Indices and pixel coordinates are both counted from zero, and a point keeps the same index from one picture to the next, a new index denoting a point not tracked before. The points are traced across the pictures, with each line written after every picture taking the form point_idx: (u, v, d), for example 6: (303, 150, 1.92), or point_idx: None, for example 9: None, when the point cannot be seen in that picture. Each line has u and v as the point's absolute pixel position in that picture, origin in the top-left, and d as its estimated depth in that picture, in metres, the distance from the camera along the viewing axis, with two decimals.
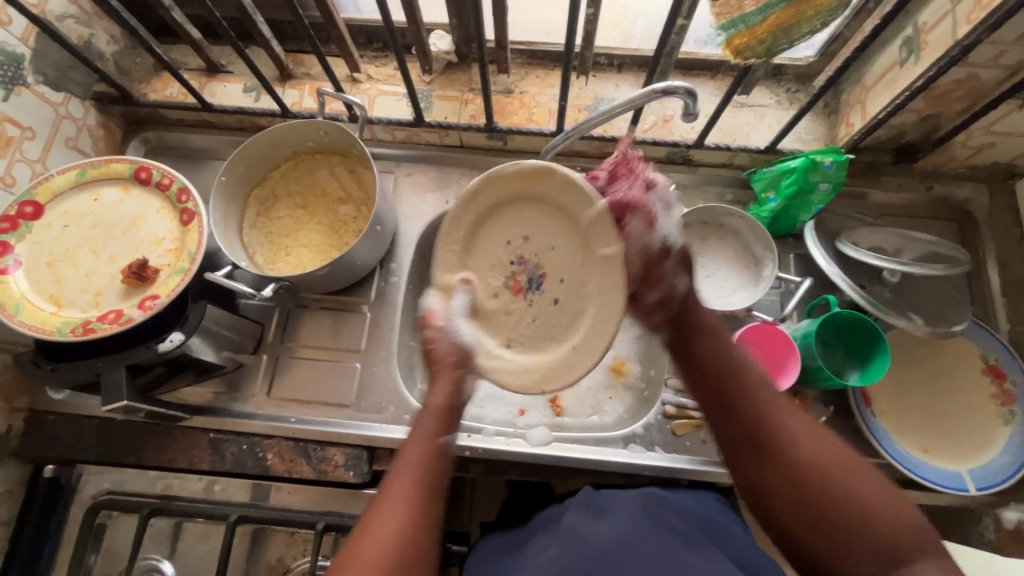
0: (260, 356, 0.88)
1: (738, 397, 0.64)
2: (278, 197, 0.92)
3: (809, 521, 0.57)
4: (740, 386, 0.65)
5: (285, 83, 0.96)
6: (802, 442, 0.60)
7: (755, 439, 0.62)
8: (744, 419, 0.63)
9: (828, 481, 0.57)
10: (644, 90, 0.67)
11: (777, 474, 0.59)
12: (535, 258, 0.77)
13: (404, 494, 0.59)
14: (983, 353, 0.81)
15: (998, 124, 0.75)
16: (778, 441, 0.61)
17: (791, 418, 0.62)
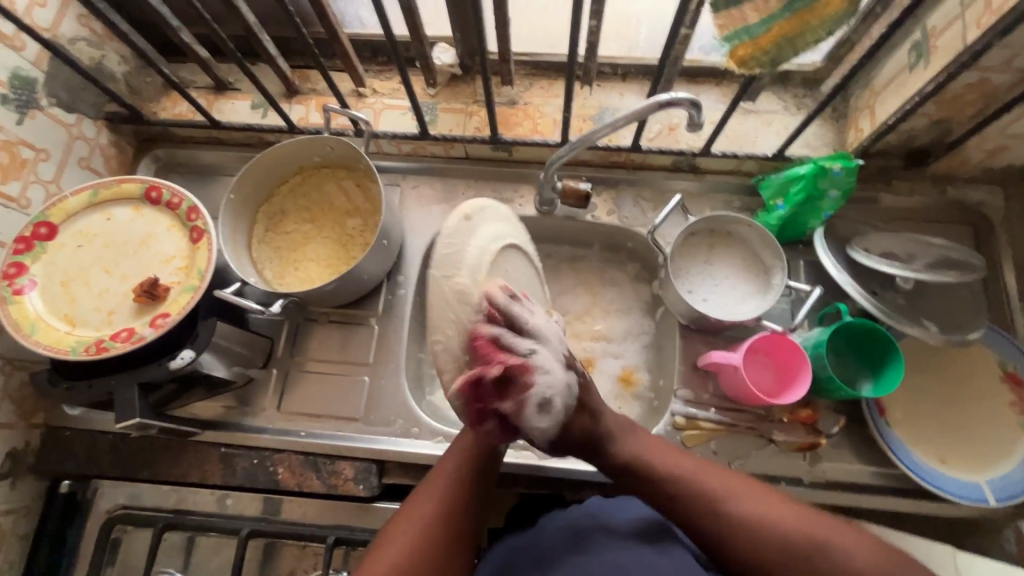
0: (269, 370, 0.88)
1: (699, 503, 0.64)
2: (286, 212, 0.93)
3: None
4: (691, 486, 0.65)
5: (291, 99, 0.96)
6: (772, 528, 0.61)
7: (731, 541, 0.62)
8: (715, 522, 0.63)
9: (803, 556, 0.59)
10: (649, 102, 0.67)
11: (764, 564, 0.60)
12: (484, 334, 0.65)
13: (429, 505, 0.62)
14: (1000, 360, 0.79)
15: (1012, 127, 0.74)
16: (746, 535, 0.61)
17: (750, 500, 0.63)
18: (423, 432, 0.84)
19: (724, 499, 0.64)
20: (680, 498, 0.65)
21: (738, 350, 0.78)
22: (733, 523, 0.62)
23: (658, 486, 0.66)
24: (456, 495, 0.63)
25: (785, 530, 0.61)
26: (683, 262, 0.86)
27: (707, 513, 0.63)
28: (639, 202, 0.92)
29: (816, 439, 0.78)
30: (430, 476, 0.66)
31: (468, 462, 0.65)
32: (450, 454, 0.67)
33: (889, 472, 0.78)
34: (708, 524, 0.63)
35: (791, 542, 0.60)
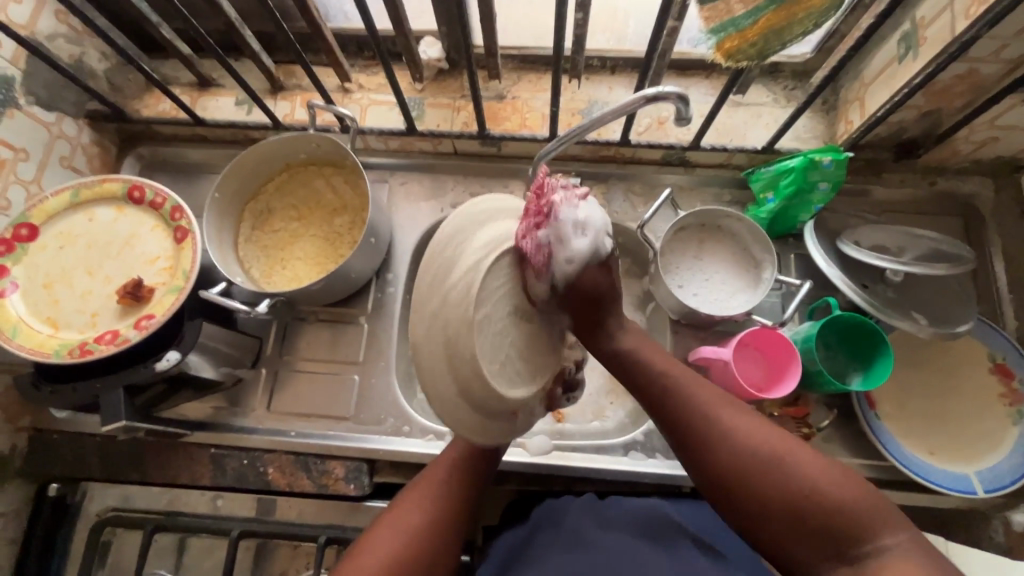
0: (259, 370, 0.87)
1: (672, 403, 0.59)
2: (273, 211, 0.92)
3: (782, 521, 0.51)
4: (678, 386, 0.60)
5: (276, 95, 0.95)
6: (745, 442, 0.54)
7: (698, 445, 0.56)
8: (684, 422, 0.58)
9: (777, 470, 0.52)
10: (636, 96, 0.66)
11: (735, 476, 0.53)
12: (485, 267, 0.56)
13: (417, 513, 0.60)
14: (989, 351, 0.79)
15: (1002, 118, 0.73)
16: (721, 440, 0.55)
17: (738, 414, 0.57)
18: (414, 431, 0.83)
19: (704, 406, 0.58)
20: (662, 396, 0.60)
21: (729, 345, 0.78)
22: (711, 427, 0.56)
23: (641, 382, 0.62)
24: (448, 506, 0.61)
25: (764, 444, 0.54)
26: (674, 257, 0.85)
27: (688, 413, 0.58)
28: (629, 197, 0.92)
29: (805, 433, 0.77)
30: (417, 482, 0.64)
31: (463, 473, 0.64)
32: (440, 461, 0.65)
33: (879, 464, 0.78)
34: (683, 427, 0.58)
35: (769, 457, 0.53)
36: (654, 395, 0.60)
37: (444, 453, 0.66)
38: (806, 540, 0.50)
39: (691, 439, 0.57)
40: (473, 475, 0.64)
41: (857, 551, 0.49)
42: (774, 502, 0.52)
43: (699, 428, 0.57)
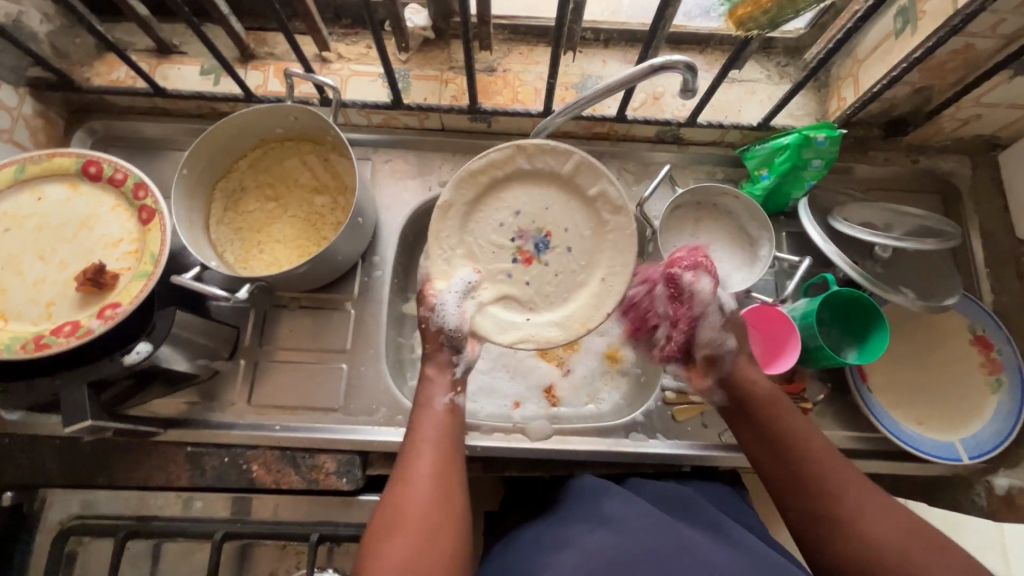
0: (236, 361, 0.82)
1: (795, 465, 0.61)
2: (246, 189, 0.85)
3: None
4: (798, 455, 0.62)
5: (247, 64, 0.88)
6: (866, 521, 0.56)
7: (814, 512, 0.59)
8: (804, 487, 0.60)
9: (903, 558, 0.54)
10: (641, 66, 0.64)
11: (863, 552, 0.55)
12: (535, 226, 0.75)
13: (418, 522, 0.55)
14: (971, 324, 0.82)
15: (988, 96, 0.75)
16: (852, 526, 0.56)
17: (862, 490, 0.59)
18: (408, 420, 0.80)
19: (823, 474, 0.60)
20: (787, 461, 0.62)
21: None
22: (860, 536, 0.56)
23: (761, 437, 0.65)
24: (443, 484, 0.59)
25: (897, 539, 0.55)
26: (671, 235, 0.84)
27: (807, 481, 0.60)
28: (623, 175, 0.90)
29: (802, 408, 0.78)
30: (401, 481, 0.59)
31: (445, 459, 0.61)
32: (420, 447, 0.61)
33: (872, 435, 0.80)
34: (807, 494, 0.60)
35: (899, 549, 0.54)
36: (778, 458, 0.63)
37: (420, 436, 0.62)
38: None
39: (820, 515, 0.58)
40: (455, 446, 0.63)
41: None
42: None
43: (843, 538, 0.56)
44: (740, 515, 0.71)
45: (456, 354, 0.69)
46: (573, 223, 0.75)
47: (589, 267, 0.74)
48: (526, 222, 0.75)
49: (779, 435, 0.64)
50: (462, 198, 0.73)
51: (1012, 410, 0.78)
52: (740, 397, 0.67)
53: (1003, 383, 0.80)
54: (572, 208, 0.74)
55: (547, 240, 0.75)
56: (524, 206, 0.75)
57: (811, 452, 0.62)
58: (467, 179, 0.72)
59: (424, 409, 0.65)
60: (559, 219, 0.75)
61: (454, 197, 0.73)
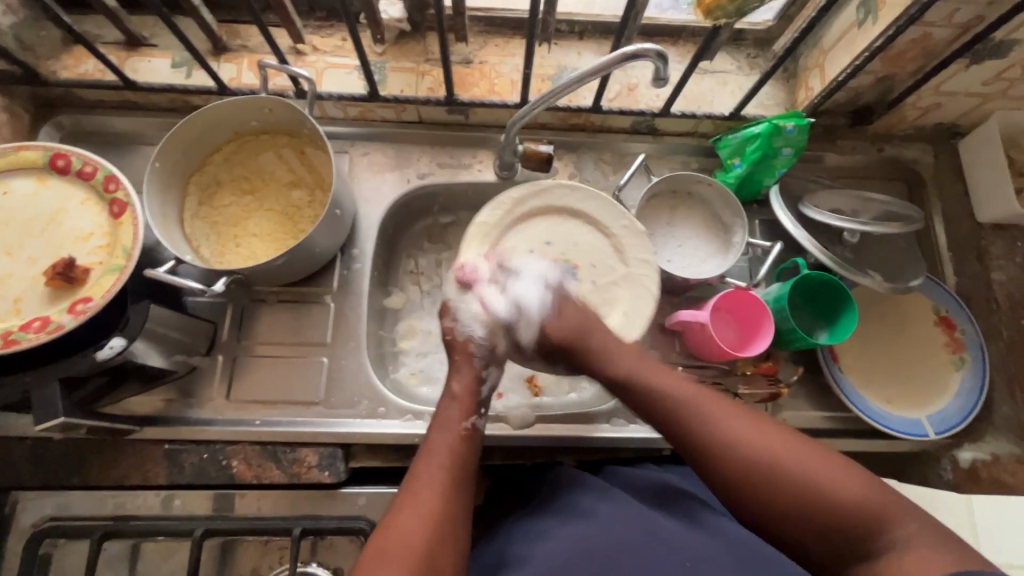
0: (214, 357, 0.81)
1: (667, 404, 0.63)
2: (221, 183, 0.84)
3: (789, 511, 0.53)
4: (673, 398, 0.63)
5: (220, 57, 0.86)
6: (735, 443, 0.57)
7: (688, 446, 0.60)
8: (674, 424, 0.61)
9: (770, 470, 0.55)
10: (612, 55, 0.65)
11: (730, 472, 0.56)
12: (565, 258, 0.82)
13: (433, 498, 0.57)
14: (935, 305, 0.85)
15: (947, 84, 0.78)
16: (719, 447, 0.58)
17: (733, 416, 0.59)
18: (390, 412, 0.79)
19: (693, 407, 0.61)
20: (664, 405, 0.63)
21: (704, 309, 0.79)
22: (729, 455, 0.57)
23: (637, 389, 0.66)
24: (456, 468, 0.61)
25: (850, 501, 0.52)
26: (648, 223, 0.85)
27: (680, 416, 0.61)
28: (600, 165, 0.91)
29: (777, 389, 0.80)
30: (410, 489, 0.58)
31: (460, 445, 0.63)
32: (438, 443, 0.63)
33: (843, 414, 0.82)
34: (680, 427, 0.61)
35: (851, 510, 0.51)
36: (658, 407, 0.63)
37: (433, 447, 0.62)
38: (810, 525, 0.53)
39: (695, 446, 0.59)
40: (469, 457, 0.63)
41: (873, 541, 0.50)
42: (782, 496, 0.54)
43: (712, 461, 0.57)
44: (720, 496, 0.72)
45: (486, 370, 0.72)
46: (599, 261, 0.82)
47: (610, 302, 0.80)
48: (557, 252, 0.82)
49: (652, 383, 0.65)
50: (508, 210, 0.82)
51: (975, 387, 0.82)
52: (662, 406, 0.63)
53: (966, 360, 0.83)
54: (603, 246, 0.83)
55: (573, 272, 0.81)
56: (555, 238, 0.83)
57: (683, 391, 0.63)
58: (510, 197, 0.82)
59: (442, 424, 0.65)
60: (587, 254, 0.82)
61: (495, 217, 0.82)
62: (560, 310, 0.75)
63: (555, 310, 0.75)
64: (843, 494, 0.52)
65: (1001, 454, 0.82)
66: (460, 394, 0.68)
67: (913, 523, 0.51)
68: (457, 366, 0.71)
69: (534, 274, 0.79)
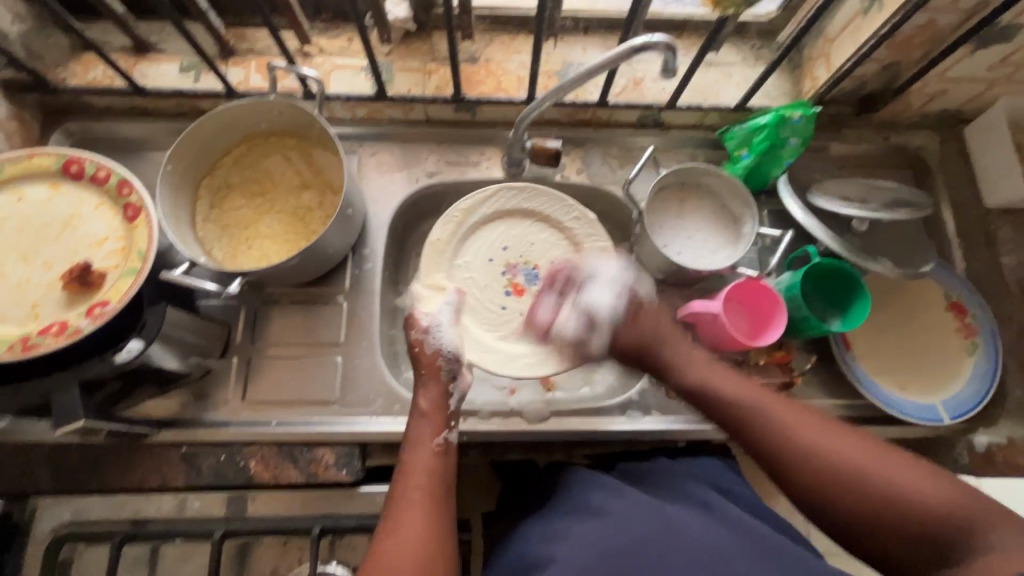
0: (229, 359, 0.81)
1: (744, 416, 0.67)
2: (232, 186, 0.85)
3: (874, 518, 0.56)
4: (749, 409, 0.67)
5: (227, 61, 0.87)
6: (814, 452, 0.60)
7: (764, 457, 0.64)
8: (750, 435, 0.66)
9: (852, 478, 0.58)
10: (621, 48, 0.66)
11: (809, 481, 0.60)
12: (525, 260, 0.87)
13: (419, 524, 0.58)
14: (946, 291, 0.86)
15: (953, 70, 0.79)
16: (797, 458, 0.61)
17: (811, 425, 0.63)
18: (405, 409, 0.80)
19: (766, 416, 0.65)
20: (741, 417, 0.67)
21: (716, 299, 0.80)
22: (807, 466, 0.60)
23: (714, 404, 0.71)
24: (433, 491, 0.61)
25: (937, 500, 0.54)
26: (658, 216, 0.85)
27: (756, 429, 0.65)
28: (608, 160, 0.92)
29: (792, 377, 0.81)
30: (395, 517, 0.59)
31: (435, 466, 0.64)
32: (413, 467, 0.63)
33: (857, 402, 0.83)
34: (757, 438, 0.65)
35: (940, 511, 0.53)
36: (734, 420, 0.68)
37: (409, 471, 0.63)
38: (895, 531, 0.55)
39: (772, 456, 0.63)
40: (444, 476, 0.64)
41: (967, 546, 0.52)
42: (862, 503, 0.57)
43: (792, 469, 0.61)
44: (739, 489, 0.72)
45: (452, 382, 0.72)
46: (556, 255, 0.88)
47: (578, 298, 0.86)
48: (514, 256, 0.87)
49: (726, 397, 0.70)
50: (466, 218, 0.86)
51: (988, 371, 0.82)
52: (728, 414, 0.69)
53: (978, 345, 0.83)
54: (561, 245, 0.88)
55: (534, 272, 0.87)
56: (509, 241, 0.88)
57: (754, 400, 0.67)
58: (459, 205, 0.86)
59: (415, 445, 0.65)
60: (544, 253, 0.88)
61: (444, 236, 0.85)
62: (631, 322, 0.80)
63: (626, 319, 0.81)
64: (925, 498, 0.54)
65: (1016, 438, 0.82)
66: (429, 412, 0.68)
67: (1003, 526, 0.51)
68: (424, 382, 0.71)
69: (606, 280, 0.82)
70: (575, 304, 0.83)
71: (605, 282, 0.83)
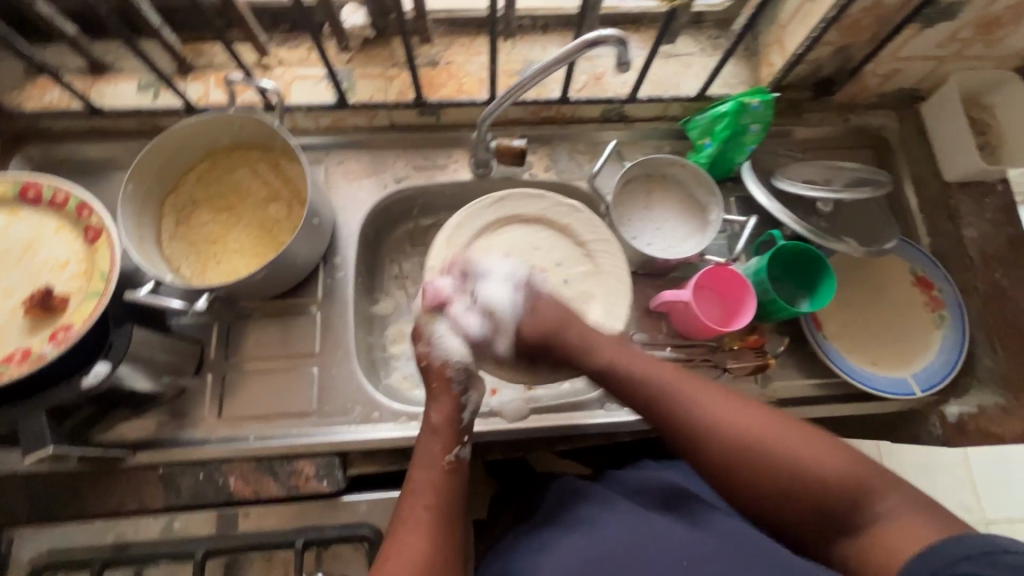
0: (203, 377, 0.80)
1: (649, 394, 0.65)
2: (197, 202, 0.84)
3: (772, 489, 0.58)
4: (655, 388, 0.65)
5: (186, 76, 0.86)
6: (713, 429, 0.60)
7: (669, 435, 0.63)
8: (655, 413, 0.64)
9: (752, 450, 0.58)
10: (576, 43, 0.66)
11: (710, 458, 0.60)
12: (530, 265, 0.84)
13: (421, 547, 0.56)
14: (911, 267, 0.87)
15: (903, 49, 0.80)
16: (700, 436, 0.61)
17: (715, 402, 0.62)
18: (384, 416, 0.80)
19: (671, 394, 0.64)
20: (647, 397, 0.65)
21: (686, 287, 0.80)
22: (708, 442, 0.60)
23: (619, 383, 0.68)
24: (439, 513, 0.59)
25: (836, 472, 0.56)
26: (625, 210, 0.86)
27: (660, 406, 0.64)
28: (575, 156, 0.92)
29: (765, 360, 0.81)
30: (396, 539, 0.58)
31: (443, 484, 0.62)
32: (418, 486, 0.61)
33: (831, 380, 0.84)
34: (662, 416, 0.64)
35: (840, 482, 0.55)
36: (640, 398, 0.66)
37: (415, 489, 0.61)
38: (790, 502, 0.57)
39: (676, 433, 0.63)
40: (454, 495, 0.62)
41: (855, 515, 0.55)
42: (762, 476, 0.58)
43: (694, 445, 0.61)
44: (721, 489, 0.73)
45: (463, 396, 0.69)
46: (566, 260, 0.85)
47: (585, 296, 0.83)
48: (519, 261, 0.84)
49: (632, 376, 0.67)
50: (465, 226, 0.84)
51: (956, 343, 0.83)
52: (631, 392, 0.67)
53: (945, 318, 0.85)
54: (567, 247, 0.85)
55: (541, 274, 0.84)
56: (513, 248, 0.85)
57: (660, 378, 0.65)
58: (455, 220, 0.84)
59: (424, 464, 0.63)
60: (548, 255, 0.85)
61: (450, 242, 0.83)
62: (533, 310, 0.75)
63: (526, 312, 0.74)
64: (818, 468, 0.56)
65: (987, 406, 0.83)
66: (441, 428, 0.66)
67: (891, 495, 0.54)
68: (435, 397, 0.69)
69: (501, 274, 0.77)
70: (467, 307, 0.74)
71: (499, 277, 0.77)
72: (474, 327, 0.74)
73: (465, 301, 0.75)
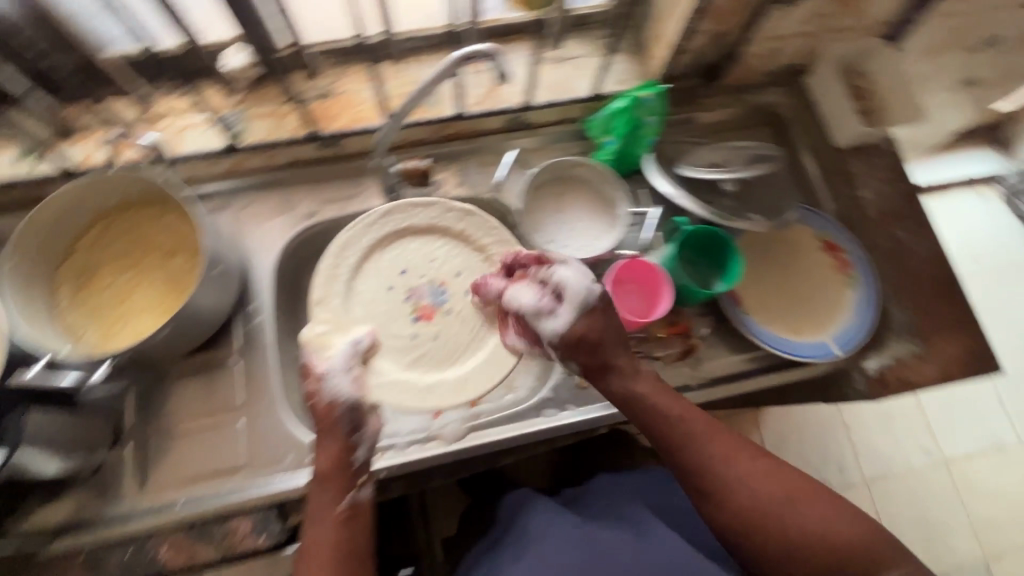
0: (122, 448, 0.76)
1: (681, 436, 0.66)
2: (94, 267, 0.81)
3: (794, 553, 0.61)
4: (688, 432, 0.66)
5: (67, 140, 0.83)
6: (749, 482, 0.63)
7: (697, 485, 0.65)
8: (687, 459, 0.65)
9: (780, 514, 0.62)
10: (447, 61, 0.68)
11: (739, 512, 0.62)
12: (428, 280, 0.85)
13: None
14: (818, 233, 0.90)
15: (773, 30, 0.84)
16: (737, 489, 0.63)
17: (750, 458, 0.65)
18: None
19: (702, 439, 0.65)
20: (681, 441, 0.66)
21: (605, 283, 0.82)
22: (741, 493, 0.63)
23: (649, 423, 0.68)
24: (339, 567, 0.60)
25: (852, 538, 0.61)
26: (536, 215, 0.87)
27: (691, 452, 0.65)
28: (482, 169, 0.93)
29: (690, 343, 0.85)
30: None
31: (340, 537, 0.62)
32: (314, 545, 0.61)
33: (757, 354, 0.86)
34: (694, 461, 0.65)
35: (853, 552, 0.60)
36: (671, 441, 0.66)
37: (311, 547, 0.61)
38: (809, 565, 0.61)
39: (706, 484, 0.64)
40: (356, 542, 0.62)
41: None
42: (787, 538, 0.61)
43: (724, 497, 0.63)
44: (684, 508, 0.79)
45: (358, 432, 0.67)
46: (465, 268, 0.86)
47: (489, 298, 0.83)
48: (415, 279, 0.85)
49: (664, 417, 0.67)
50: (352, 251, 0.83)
51: (868, 300, 0.86)
52: (664, 432, 0.66)
53: (856, 278, 0.88)
54: (464, 253, 0.86)
55: (441, 289, 0.85)
56: (409, 267, 0.85)
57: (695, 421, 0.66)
58: (338, 244, 0.82)
59: (316, 516, 0.63)
60: (447, 266, 0.86)
61: (337, 263, 0.82)
62: (588, 313, 0.69)
63: (585, 307, 0.69)
64: (840, 531, 0.61)
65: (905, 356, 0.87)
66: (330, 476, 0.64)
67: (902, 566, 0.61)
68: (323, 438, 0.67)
69: (577, 277, 0.70)
70: (541, 287, 0.73)
71: (574, 275, 0.70)
72: (530, 308, 0.72)
73: (529, 283, 0.74)
